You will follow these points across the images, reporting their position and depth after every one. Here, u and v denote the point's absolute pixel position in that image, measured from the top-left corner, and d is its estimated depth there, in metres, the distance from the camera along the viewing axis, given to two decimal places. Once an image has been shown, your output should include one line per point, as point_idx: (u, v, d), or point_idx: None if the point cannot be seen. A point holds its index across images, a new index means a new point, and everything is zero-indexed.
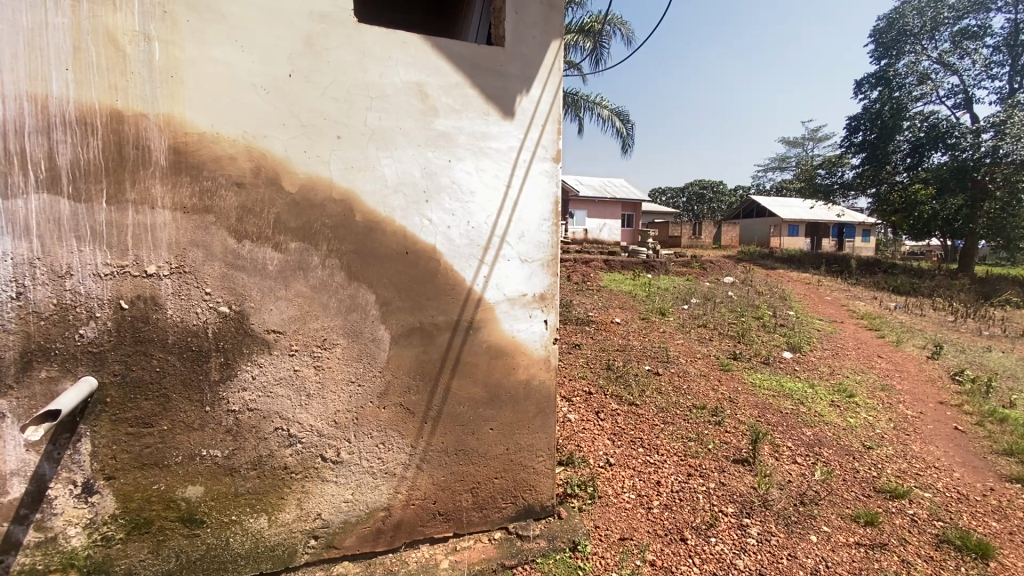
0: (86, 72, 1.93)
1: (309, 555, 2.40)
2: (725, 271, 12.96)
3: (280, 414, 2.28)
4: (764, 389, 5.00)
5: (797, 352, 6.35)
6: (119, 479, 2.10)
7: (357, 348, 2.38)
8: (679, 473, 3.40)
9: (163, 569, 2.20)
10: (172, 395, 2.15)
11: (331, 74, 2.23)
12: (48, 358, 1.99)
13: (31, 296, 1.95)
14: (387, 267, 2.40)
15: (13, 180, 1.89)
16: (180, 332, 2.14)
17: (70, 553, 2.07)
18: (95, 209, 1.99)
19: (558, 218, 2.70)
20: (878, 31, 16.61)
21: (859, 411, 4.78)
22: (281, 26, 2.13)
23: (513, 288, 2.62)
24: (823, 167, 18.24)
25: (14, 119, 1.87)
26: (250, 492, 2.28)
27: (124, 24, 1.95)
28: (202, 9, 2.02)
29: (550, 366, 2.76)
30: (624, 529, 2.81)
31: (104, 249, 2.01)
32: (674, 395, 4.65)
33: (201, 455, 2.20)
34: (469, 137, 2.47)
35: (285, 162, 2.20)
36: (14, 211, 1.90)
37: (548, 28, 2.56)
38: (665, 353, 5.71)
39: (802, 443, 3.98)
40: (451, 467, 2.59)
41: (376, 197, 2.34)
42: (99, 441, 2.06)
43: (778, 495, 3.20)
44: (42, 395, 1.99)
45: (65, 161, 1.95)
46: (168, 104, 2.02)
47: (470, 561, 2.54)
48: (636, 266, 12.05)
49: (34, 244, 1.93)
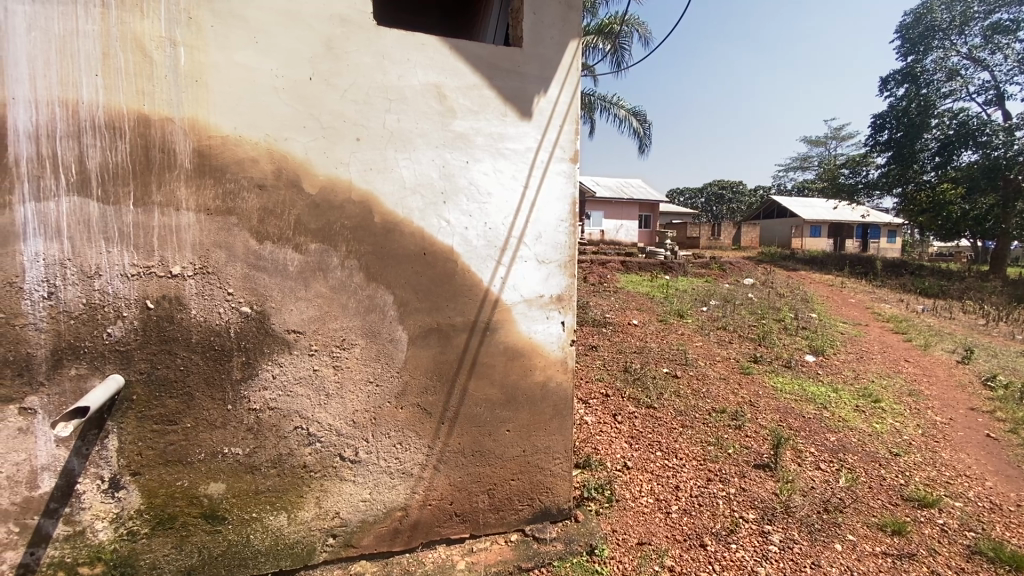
0: (114, 78, 1.98)
1: (327, 553, 2.42)
2: (745, 272, 12.81)
3: (300, 414, 2.31)
4: (786, 393, 4.91)
5: (820, 356, 6.23)
6: (144, 475, 2.15)
7: (375, 348, 2.39)
8: (699, 478, 3.35)
9: (186, 564, 2.24)
10: (196, 394, 2.19)
11: (350, 76, 2.25)
12: (78, 356, 2.04)
13: (62, 296, 2.01)
14: (405, 268, 2.41)
15: (45, 183, 1.96)
16: (204, 332, 2.17)
17: (97, 546, 2.12)
18: (123, 210, 2.04)
19: (576, 218, 2.69)
20: (905, 27, 16.20)
21: (886, 416, 4.66)
22: (302, 29, 2.16)
23: (529, 289, 2.62)
24: (846, 167, 17.82)
25: (47, 124, 1.94)
26: (271, 490, 2.31)
27: (151, 30, 2.00)
28: (226, 13, 2.06)
29: (567, 368, 2.74)
30: (642, 534, 2.78)
31: (131, 249, 2.06)
32: (693, 398, 4.59)
33: (223, 453, 2.23)
34: (486, 138, 2.47)
35: (306, 163, 2.22)
36: (46, 213, 1.97)
37: (566, 28, 2.55)
38: (684, 355, 5.66)
39: (827, 449, 3.89)
40: (468, 468, 2.59)
41: (394, 197, 2.36)
42: (125, 438, 2.11)
43: (801, 502, 3.13)
44: (72, 392, 2.05)
45: (94, 163, 2.01)
46: (192, 107, 2.06)
47: (487, 562, 2.54)
48: (653, 267, 11.95)
49: (66, 245, 1.99)
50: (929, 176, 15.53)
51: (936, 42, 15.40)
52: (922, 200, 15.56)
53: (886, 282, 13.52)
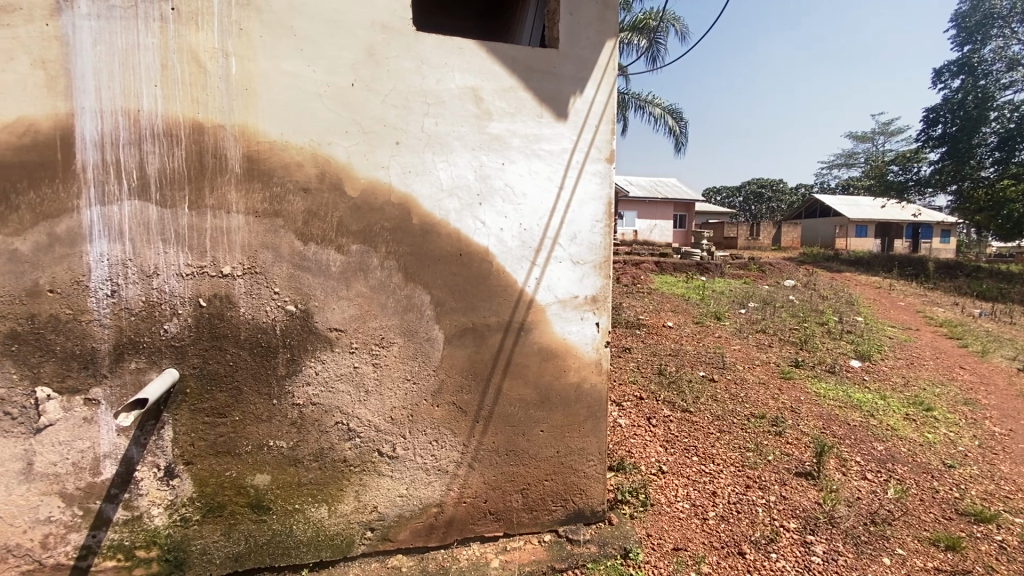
0: (171, 88, 2.10)
1: (365, 546, 2.48)
2: (786, 273, 12.38)
3: (341, 409, 2.38)
4: (829, 400, 4.73)
5: (866, 361, 5.96)
6: (196, 465, 2.26)
7: (412, 347, 2.44)
8: (737, 484, 3.27)
9: (234, 551, 2.33)
10: (244, 388, 2.28)
11: (390, 82, 2.30)
12: (137, 350, 2.17)
13: (124, 294, 2.13)
14: (442, 269, 2.45)
15: (110, 188, 2.09)
16: (252, 329, 2.27)
17: (153, 531, 2.24)
18: (179, 213, 2.16)
19: (611, 219, 2.67)
20: (960, 14, 15.35)
21: (939, 426, 4.42)
22: (344, 37, 2.23)
23: (564, 289, 2.62)
24: (895, 164, 17.00)
25: (112, 132, 2.07)
26: (313, 482, 2.38)
27: (205, 42, 2.10)
28: (274, 24, 2.14)
29: (601, 370, 2.73)
30: (677, 539, 2.74)
31: (186, 250, 2.17)
32: (730, 402, 4.48)
33: (269, 445, 2.33)
34: (522, 140, 2.49)
35: (348, 167, 2.29)
36: (110, 216, 2.10)
37: (602, 28, 2.54)
38: (720, 359, 5.52)
39: (873, 459, 3.72)
40: (502, 467, 2.61)
41: (431, 199, 2.40)
42: (180, 429, 2.23)
43: (846, 513, 3.01)
44: (132, 384, 2.17)
45: (153, 169, 2.12)
46: (243, 115, 2.16)
47: (521, 562, 2.56)
48: (688, 268, 11.71)
49: (127, 246, 2.12)
50: (987, 172, 14.64)
51: (994, 30, 14.54)
52: (980, 198, 14.66)
53: (941, 285, 12.79)
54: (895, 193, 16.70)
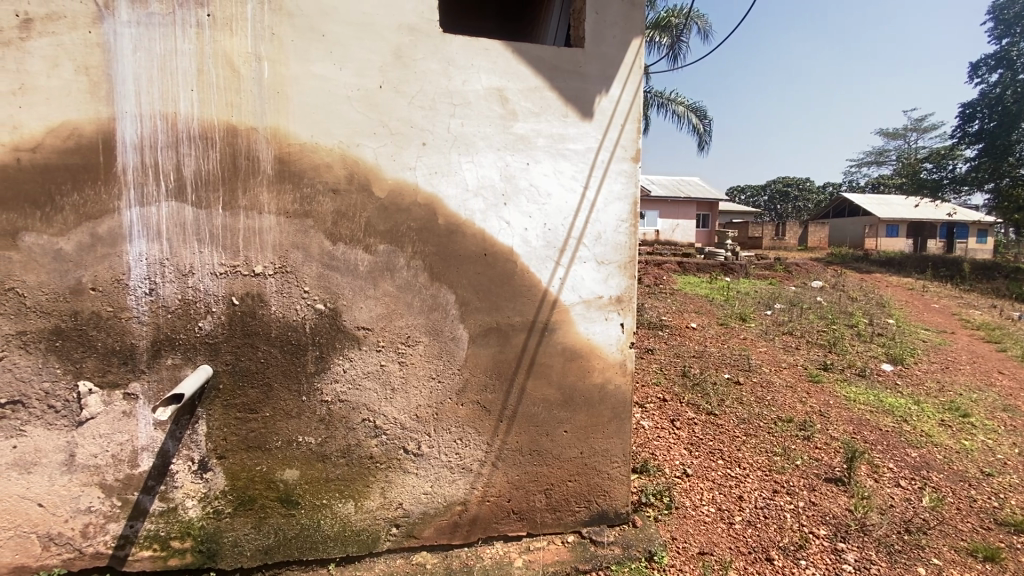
0: (207, 92, 2.16)
1: (391, 542, 2.51)
2: (814, 274, 12.08)
3: (368, 407, 2.42)
4: (860, 404, 4.60)
5: (899, 365, 5.78)
6: (228, 459, 2.32)
7: (438, 346, 2.47)
8: (764, 489, 3.21)
9: (263, 544, 2.38)
10: (274, 384, 2.34)
11: (417, 84, 2.33)
12: (174, 347, 2.24)
13: (161, 292, 2.20)
14: (467, 268, 2.47)
15: (149, 190, 2.16)
16: (283, 327, 2.32)
17: (187, 522, 2.30)
18: (213, 214, 2.22)
19: (636, 219, 2.64)
20: (999, 6, 14.80)
21: (977, 433, 4.26)
22: (373, 41, 2.26)
23: (588, 290, 2.60)
24: (929, 161, 16.44)
25: (151, 136, 2.14)
26: (340, 478, 2.42)
27: (239, 47, 2.16)
28: (305, 28, 2.19)
29: (626, 371, 2.70)
30: (703, 543, 2.70)
31: (220, 249, 2.23)
32: (756, 405, 4.40)
33: (298, 441, 2.37)
34: (547, 139, 2.49)
35: (375, 168, 2.32)
36: (149, 217, 2.17)
37: (629, 26, 2.52)
38: (746, 361, 5.42)
39: (907, 466, 3.61)
40: (525, 467, 2.61)
41: (457, 199, 2.42)
42: (214, 424, 2.29)
43: (878, 520, 2.92)
44: (168, 380, 2.25)
45: (189, 171, 2.19)
46: (274, 117, 2.21)
47: (545, 562, 2.56)
48: (712, 268, 11.53)
49: (164, 246, 2.19)
50: None
51: None
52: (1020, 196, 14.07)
53: (977, 286, 12.31)
54: (928, 191, 16.16)
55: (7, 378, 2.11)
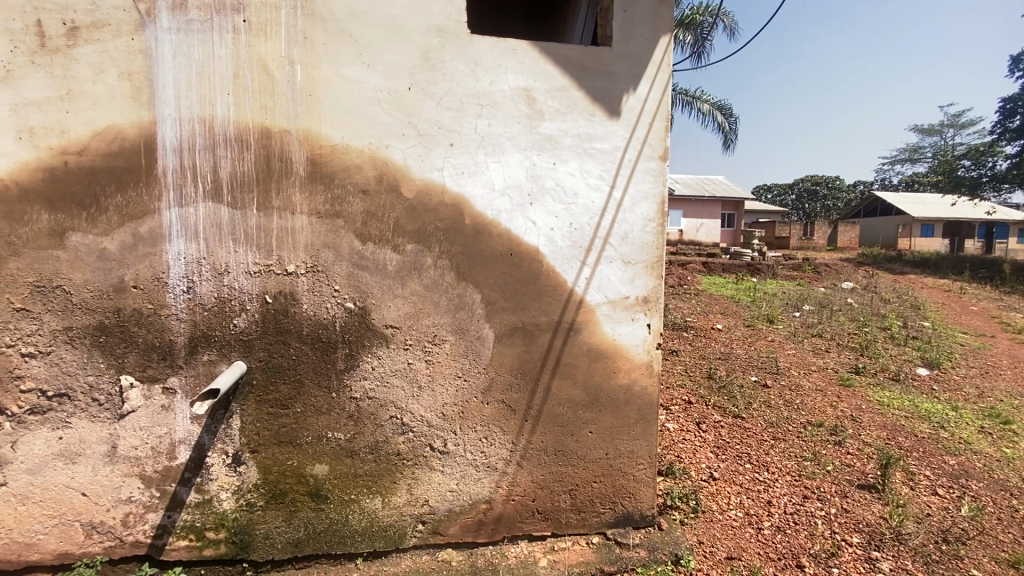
0: (243, 96, 2.22)
1: (417, 538, 2.53)
2: (844, 275, 11.76)
3: (395, 404, 2.45)
4: (894, 409, 4.46)
5: (935, 369, 5.58)
6: (261, 453, 2.38)
7: (464, 345, 2.48)
8: (793, 494, 3.14)
9: (294, 537, 2.43)
10: (305, 381, 2.39)
11: (445, 85, 2.35)
12: (210, 344, 2.31)
13: (198, 290, 2.27)
14: (493, 268, 2.48)
15: (187, 191, 2.23)
16: (313, 325, 2.37)
17: (221, 514, 2.37)
18: (248, 214, 2.28)
19: (663, 218, 2.61)
20: None
21: (1019, 441, 4.08)
22: (402, 43, 2.29)
23: (614, 289, 2.59)
24: (967, 159, 15.83)
25: (189, 139, 2.21)
26: (368, 474, 2.46)
27: (273, 51, 2.21)
28: (337, 32, 2.23)
29: (653, 372, 2.68)
30: (731, 548, 2.66)
31: (254, 249, 2.29)
32: (785, 409, 4.31)
33: (328, 437, 2.42)
34: (574, 139, 2.48)
35: (403, 168, 2.35)
36: (187, 217, 2.24)
37: (657, 24, 2.50)
38: (774, 364, 5.31)
39: (944, 474, 3.49)
40: (551, 467, 2.61)
41: (483, 200, 2.43)
42: (247, 419, 2.36)
43: (914, 529, 2.83)
44: (204, 375, 2.32)
45: (226, 173, 2.25)
46: (307, 120, 2.26)
47: (570, 562, 2.56)
48: (738, 269, 11.33)
49: (202, 246, 2.25)
50: None
51: None
52: None
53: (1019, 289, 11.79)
54: (966, 189, 15.56)
55: (53, 372, 2.21)
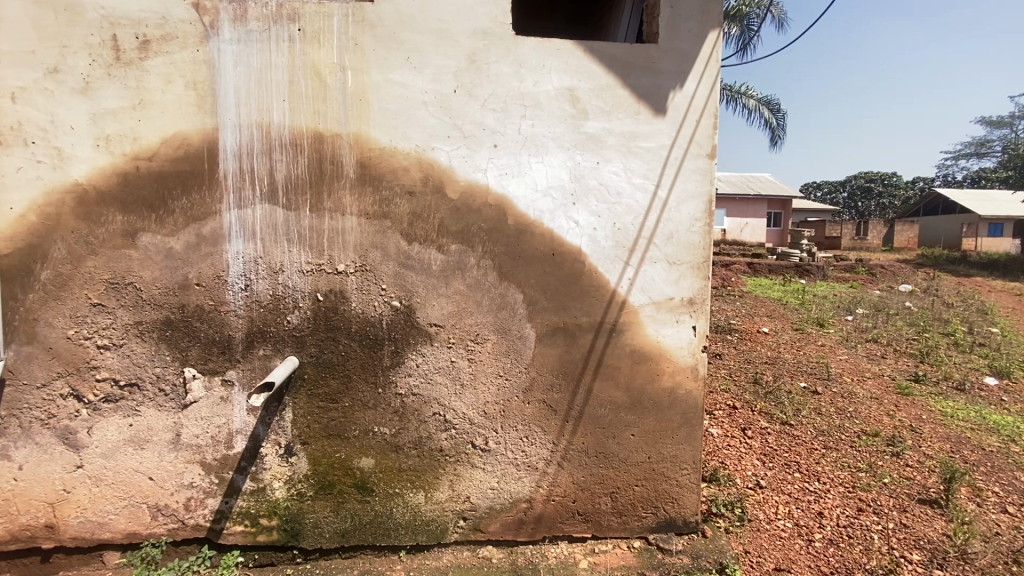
0: (297, 102, 2.31)
1: (458, 534, 2.57)
2: (902, 277, 11.12)
3: (438, 401, 2.50)
4: (958, 421, 4.19)
5: (1004, 379, 5.21)
6: (311, 445, 2.47)
7: (506, 345, 2.50)
8: (847, 506, 3.00)
9: (341, 528, 2.51)
10: (353, 376, 2.47)
11: (490, 86, 2.37)
12: (265, 339, 2.42)
13: (255, 288, 2.39)
14: (535, 268, 2.49)
15: (246, 193, 2.35)
16: (361, 322, 2.45)
17: (274, 502, 2.48)
18: (301, 215, 2.37)
19: (710, 217, 2.55)
20: None
21: None
22: (448, 46, 2.33)
23: (658, 290, 2.55)
24: None
25: (248, 144, 2.32)
26: (412, 469, 2.52)
27: (326, 58, 2.29)
28: (386, 38, 2.29)
29: (698, 375, 2.62)
30: (780, 559, 2.57)
31: (307, 249, 2.38)
32: (836, 417, 4.12)
33: (374, 431, 2.49)
34: (619, 138, 2.46)
35: (448, 170, 2.39)
36: (246, 218, 2.35)
37: (705, 19, 2.44)
38: (825, 370, 5.08)
39: (1016, 491, 3.25)
40: (592, 468, 2.60)
41: (527, 200, 2.44)
42: (299, 412, 2.46)
43: (982, 549, 2.65)
44: (259, 369, 2.43)
45: (281, 176, 2.35)
46: (357, 124, 2.33)
47: (610, 566, 2.54)
48: (785, 270, 10.90)
49: (258, 245, 2.36)
50: None
51: None
52: None
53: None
54: None
55: (125, 363, 2.36)
